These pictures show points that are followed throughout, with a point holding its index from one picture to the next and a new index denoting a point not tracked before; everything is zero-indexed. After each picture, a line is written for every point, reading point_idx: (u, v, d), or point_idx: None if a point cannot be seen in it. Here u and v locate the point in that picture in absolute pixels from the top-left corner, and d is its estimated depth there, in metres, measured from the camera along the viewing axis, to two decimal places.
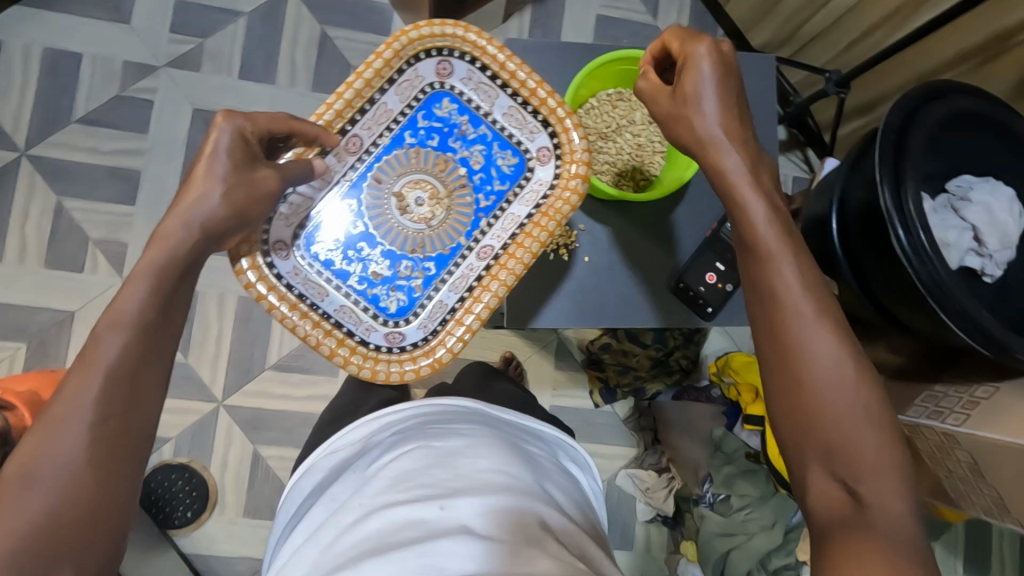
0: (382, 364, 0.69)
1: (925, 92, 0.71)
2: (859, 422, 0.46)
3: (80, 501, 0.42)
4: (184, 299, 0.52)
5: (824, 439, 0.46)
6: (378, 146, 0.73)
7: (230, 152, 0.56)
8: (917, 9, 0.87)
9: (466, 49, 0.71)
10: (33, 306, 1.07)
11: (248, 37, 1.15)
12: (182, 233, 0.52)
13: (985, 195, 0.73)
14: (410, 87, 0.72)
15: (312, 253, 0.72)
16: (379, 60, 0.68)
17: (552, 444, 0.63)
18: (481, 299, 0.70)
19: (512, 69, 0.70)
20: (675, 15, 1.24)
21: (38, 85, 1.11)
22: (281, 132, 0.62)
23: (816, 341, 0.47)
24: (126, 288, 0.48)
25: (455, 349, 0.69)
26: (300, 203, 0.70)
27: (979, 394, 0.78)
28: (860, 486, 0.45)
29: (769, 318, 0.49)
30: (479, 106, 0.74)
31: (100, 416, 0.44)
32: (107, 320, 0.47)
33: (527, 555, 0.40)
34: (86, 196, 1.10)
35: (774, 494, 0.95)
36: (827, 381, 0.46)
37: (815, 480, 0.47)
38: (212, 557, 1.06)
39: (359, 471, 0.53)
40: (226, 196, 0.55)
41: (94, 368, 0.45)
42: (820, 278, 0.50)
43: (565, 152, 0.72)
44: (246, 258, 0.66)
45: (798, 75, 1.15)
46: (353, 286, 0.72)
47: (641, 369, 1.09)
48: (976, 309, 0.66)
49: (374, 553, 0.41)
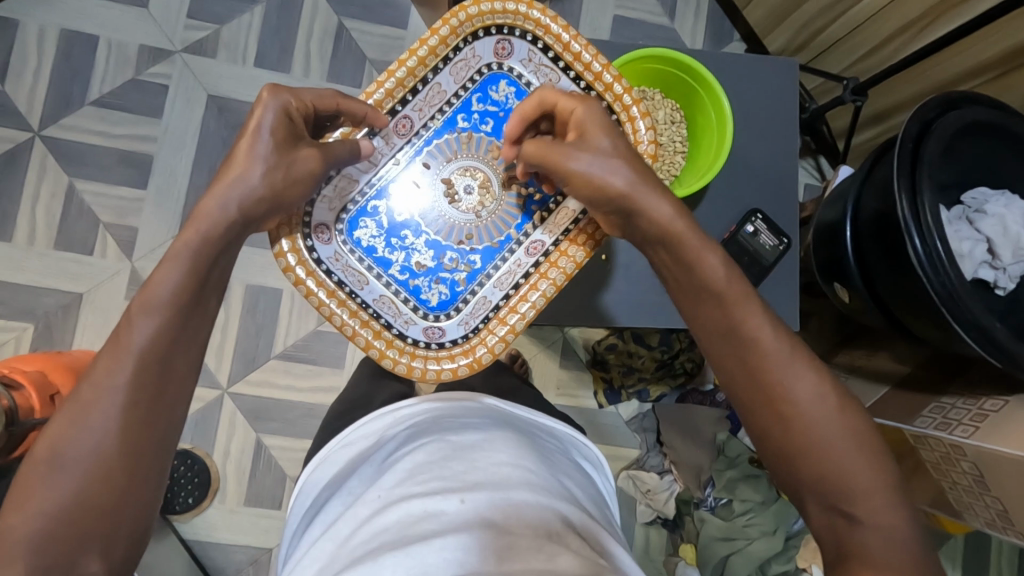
0: (418, 360, 0.68)
1: (941, 103, 0.71)
2: (850, 449, 0.48)
3: (109, 481, 0.44)
4: (217, 279, 0.52)
5: (812, 473, 0.49)
6: (428, 129, 0.71)
7: (273, 130, 0.55)
8: (937, 19, 0.86)
9: (529, 28, 0.69)
10: (40, 288, 1.07)
11: (264, 26, 1.15)
12: (218, 213, 0.52)
13: (1000, 208, 0.73)
14: (466, 68, 0.70)
15: (354, 237, 0.70)
16: (435, 37, 0.67)
17: (564, 439, 0.63)
18: (529, 298, 0.69)
19: (577, 50, 0.69)
20: (691, 19, 1.24)
21: (53, 67, 1.11)
22: (329, 109, 0.62)
23: (793, 380, 0.50)
24: (160, 270, 0.48)
25: (495, 350, 0.69)
26: (344, 184, 0.69)
27: (987, 407, 0.78)
28: (855, 509, 0.47)
29: (747, 366, 0.51)
30: (538, 90, 0.72)
31: (133, 397, 0.45)
32: (139, 304, 0.47)
33: (548, 551, 0.39)
34: (97, 180, 1.10)
35: (775, 500, 0.94)
36: (813, 415, 0.49)
37: (811, 508, 0.50)
38: (212, 544, 1.06)
39: (375, 463, 0.53)
40: (266, 176, 0.54)
41: (126, 353, 0.46)
42: (775, 320, 0.53)
43: (628, 144, 0.69)
44: (286, 240, 0.65)
45: (813, 82, 1.15)
46: (394, 275, 0.71)
47: (645, 370, 1.11)
48: (988, 318, 0.66)
49: (393, 545, 0.41)
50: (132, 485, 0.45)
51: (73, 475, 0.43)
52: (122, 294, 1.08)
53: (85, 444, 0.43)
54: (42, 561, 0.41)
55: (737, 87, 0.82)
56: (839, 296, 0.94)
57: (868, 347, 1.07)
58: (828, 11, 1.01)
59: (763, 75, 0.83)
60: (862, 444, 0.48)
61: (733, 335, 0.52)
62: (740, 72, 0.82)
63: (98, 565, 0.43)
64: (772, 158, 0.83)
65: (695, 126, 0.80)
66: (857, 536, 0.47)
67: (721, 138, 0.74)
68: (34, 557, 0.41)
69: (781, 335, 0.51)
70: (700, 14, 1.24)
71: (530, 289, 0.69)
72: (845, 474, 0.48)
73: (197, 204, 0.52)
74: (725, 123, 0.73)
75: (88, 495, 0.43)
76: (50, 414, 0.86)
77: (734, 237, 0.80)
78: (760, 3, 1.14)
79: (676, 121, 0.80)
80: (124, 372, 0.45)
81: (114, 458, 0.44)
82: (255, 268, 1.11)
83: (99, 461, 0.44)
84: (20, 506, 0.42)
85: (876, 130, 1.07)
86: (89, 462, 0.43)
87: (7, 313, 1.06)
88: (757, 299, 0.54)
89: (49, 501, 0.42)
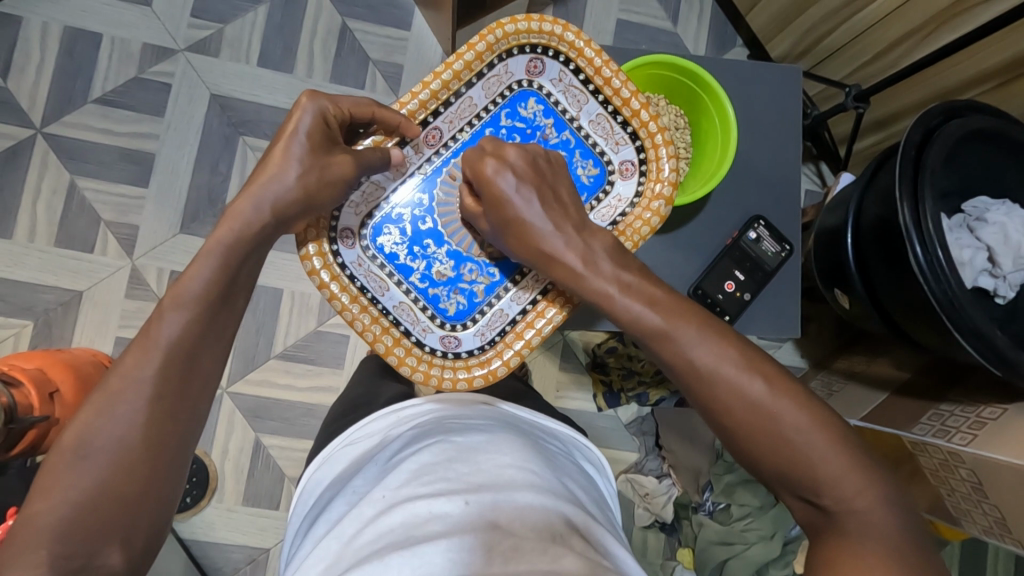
0: (435, 369, 0.67)
1: (943, 111, 0.71)
2: (800, 443, 0.49)
3: (132, 472, 0.43)
4: (245, 281, 0.52)
5: (773, 470, 0.50)
6: (455, 142, 0.71)
7: (310, 134, 0.56)
8: (939, 28, 0.87)
9: (562, 50, 0.70)
10: (40, 284, 1.07)
11: (267, 25, 1.15)
12: (253, 214, 0.53)
13: (1001, 216, 0.73)
14: (497, 83, 0.71)
15: (377, 244, 0.70)
16: (471, 52, 0.67)
17: (567, 442, 0.64)
18: (545, 314, 0.69)
19: (608, 75, 0.69)
20: (695, 24, 1.24)
21: (56, 63, 1.11)
22: (364, 117, 0.62)
23: (732, 394, 0.51)
24: (195, 263, 0.49)
25: (510, 364, 0.69)
26: (372, 191, 0.69)
27: (986, 414, 0.79)
28: (822, 499, 0.49)
29: (683, 382, 0.54)
30: (567, 110, 0.72)
31: (158, 392, 0.45)
32: (171, 297, 0.48)
33: (554, 553, 0.39)
34: (99, 177, 1.10)
35: (773, 505, 0.95)
36: (751, 417, 0.50)
37: (787, 498, 0.51)
38: (209, 542, 1.06)
39: (379, 463, 0.53)
40: (301, 178, 0.55)
41: (155, 347, 0.46)
42: (704, 326, 0.54)
43: (650, 170, 0.71)
44: (312, 243, 0.65)
45: (816, 88, 1.15)
46: (414, 283, 0.71)
47: (645, 374, 1.08)
48: (989, 326, 0.66)
49: (398, 547, 0.41)
50: (154, 478, 0.44)
51: (100, 465, 0.43)
52: (123, 291, 1.08)
53: (112, 433, 0.43)
54: (63, 548, 0.40)
55: (741, 94, 0.83)
56: (840, 302, 0.95)
57: (867, 353, 1.08)
58: (831, 18, 1.02)
59: (767, 81, 0.83)
60: (824, 432, 0.49)
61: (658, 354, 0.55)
62: (744, 78, 0.83)
63: (118, 557, 0.42)
64: (775, 164, 0.83)
65: (699, 131, 0.80)
66: (834, 523, 0.48)
67: (725, 143, 0.74)
68: (57, 544, 0.40)
69: (712, 349, 0.52)
70: (703, 19, 1.25)
71: (547, 305, 0.69)
72: (809, 466, 0.49)
73: (230, 203, 0.54)
74: (729, 135, 0.73)
75: (113, 484, 0.43)
76: (49, 411, 0.86)
77: (736, 243, 0.79)
78: (763, 9, 1.15)
79: (679, 127, 0.80)
80: (152, 366, 0.45)
81: (138, 450, 0.44)
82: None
83: (123, 453, 0.43)
84: (46, 493, 0.41)
85: (878, 137, 1.08)
86: (115, 452, 0.43)
87: (7, 309, 1.06)
88: (695, 313, 0.55)
89: (76, 487, 0.42)
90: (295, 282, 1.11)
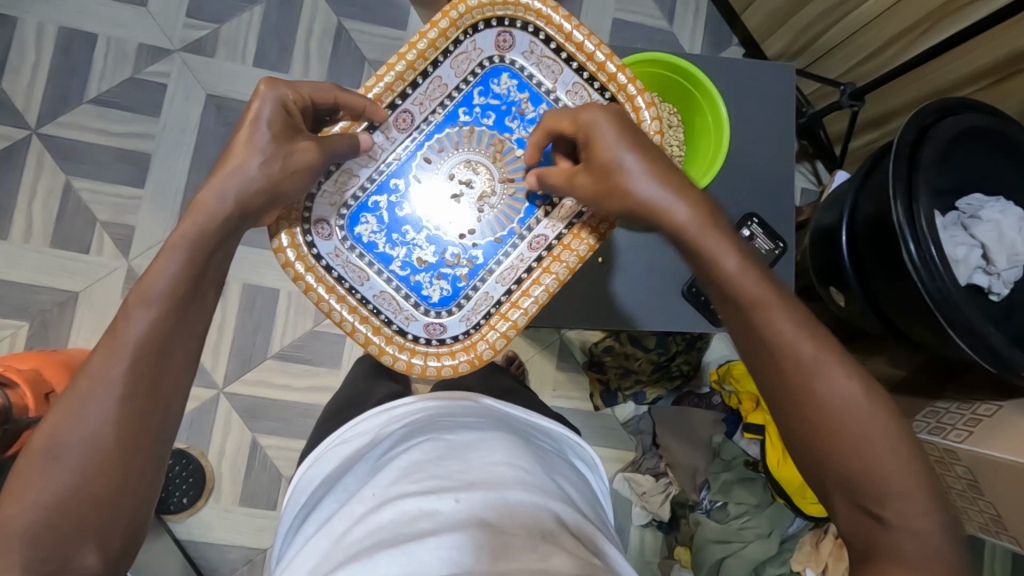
0: (418, 356, 0.67)
1: (937, 107, 0.71)
2: (882, 446, 0.45)
3: (106, 472, 0.42)
4: (213, 275, 0.51)
5: (838, 470, 0.45)
6: (429, 123, 0.71)
7: (271, 122, 0.54)
8: (935, 25, 0.87)
9: (530, 20, 0.69)
10: (36, 285, 1.07)
11: (263, 25, 1.14)
12: (216, 206, 0.51)
13: (995, 214, 0.74)
14: (467, 61, 0.70)
15: (354, 233, 0.70)
16: (435, 30, 0.66)
17: (562, 442, 0.64)
18: (540, 282, 0.69)
19: (579, 40, 0.69)
20: (690, 23, 1.25)
21: (51, 64, 1.11)
22: (327, 102, 0.61)
23: (830, 381, 0.46)
24: (158, 262, 0.47)
25: (496, 346, 0.68)
26: (344, 178, 0.69)
27: (982, 411, 0.79)
28: (885, 511, 0.44)
29: (773, 372, 0.48)
30: (541, 83, 0.72)
31: (127, 392, 0.44)
32: (137, 295, 0.46)
33: (543, 552, 0.39)
34: (94, 177, 1.10)
35: (770, 503, 0.96)
36: (840, 410, 0.46)
37: (836, 506, 0.46)
38: (206, 544, 1.06)
39: (370, 462, 0.53)
40: (264, 165, 0.53)
41: (122, 346, 0.44)
42: (807, 315, 0.50)
43: None
44: (285, 234, 0.65)
45: (812, 86, 1.15)
46: (395, 271, 0.71)
47: (642, 373, 1.10)
48: (983, 324, 0.66)
49: (388, 544, 0.41)
50: (130, 478, 0.43)
51: (71, 465, 0.41)
52: (119, 292, 1.08)
53: (85, 432, 0.42)
54: (37, 552, 0.39)
55: (735, 92, 0.83)
56: (835, 300, 0.95)
57: (863, 351, 1.07)
58: (827, 16, 1.02)
59: (762, 79, 0.83)
60: (904, 449, 0.45)
61: (754, 339, 0.49)
62: (736, 76, 0.83)
63: (95, 558, 0.42)
64: (769, 161, 0.83)
65: (693, 129, 0.80)
66: (886, 540, 0.43)
67: (719, 140, 0.75)
68: (30, 549, 0.39)
69: (812, 338, 0.47)
70: (699, 18, 1.25)
71: (533, 283, 0.69)
72: (882, 473, 0.44)
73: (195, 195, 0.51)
74: (722, 131, 0.74)
75: (87, 486, 0.42)
76: (45, 412, 0.86)
77: None
78: (758, 8, 1.15)
79: (674, 124, 0.81)
80: (121, 365, 0.44)
81: (111, 448, 0.43)
82: (248, 266, 1.11)
83: (92, 454, 0.42)
84: (16, 497, 0.40)
85: (873, 135, 1.08)
86: (87, 451, 0.42)
87: (3, 310, 1.06)
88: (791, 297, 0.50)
89: (48, 490, 0.41)
90: (291, 282, 1.11)
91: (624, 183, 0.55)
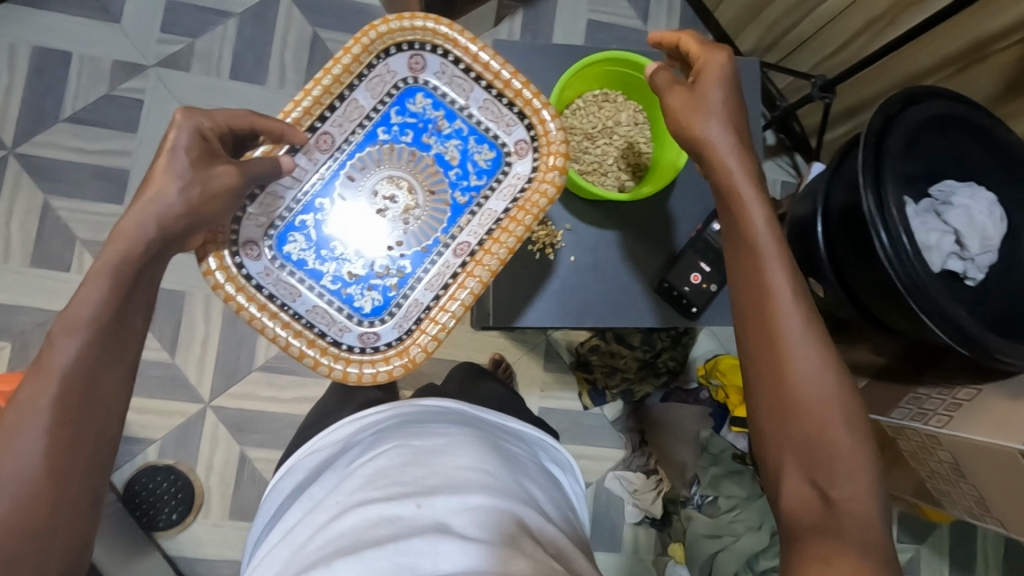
0: (354, 364, 0.67)
1: (902, 97, 0.72)
2: (837, 419, 0.45)
3: (42, 501, 0.40)
4: (142, 301, 0.50)
5: (796, 436, 0.45)
6: (351, 143, 0.72)
7: (188, 149, 0.54)
8: (902, 14, 0.88)
9: (438, 43, 0.70)
10: (17, 306, 1.06)
11: (238, 38, 1.15)
12: (136, 233, 0.50)
13: (966, 199, 0.74)
14: (382, 83, 0.71)
15: (284, 252, 0.70)
16: (348, 55, 0.67)
17: (534, 444, 0.63)
18: (465, 285, 0.67)
19: (485, 60, 0.69)
20: (664, 21, 1.25)
21: (26, 84, 1.11)
22: (245, 128, 0.61)
23: (809, 344, 0.47)
24: (83, 289, 0.46)
25: (428, 348, 0.67)
26: (270, 200, 0.69)
27: (962, 395, 0.80)
28: (832, 489, 0.44)
29: (761, 330, 0.48)
30: (455, 100, 0.73)
31: (56, 418, 0.42)
32: (61, 324, 0.45)
33: (502, 556, 0.40)
34: (72, 195, 1.10)
35: (759, 495, 0.96)
36: (805, 367, 0.46)
37: (786, 481, 0.45)
38: (197, 560, 1.05)
39: (338, 472, 0.53)
40: (183, 194, 0.53)
41: (47, 374, 0.43)
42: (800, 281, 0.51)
43: (542, 144, 0.71)
44: (213, 257, 0.64)
45: (784, 80, 1.17)
46: (326, 286, 0.71)
47: (629, 370, 1.09)
48: (954, 308, 0.67)
49: (348, 551, 0.41)
50: (66, 502, 0.41)
51: (6, 496, 0.39)
52: None
53: (21, 461, 0.40)
54: None
55: None
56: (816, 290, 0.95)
57: None
58: (795, 11, 1.04)
59: None
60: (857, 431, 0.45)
61: (756, 277, 0.50)
62: None
63: None
64: None
65: (657, 126, 0.81)
66: (832, 518, 0.43)
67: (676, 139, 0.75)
68: None
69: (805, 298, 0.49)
70: (673, 15, 1.26)
71: (459, 286, 0.68)
72: (835, 448, 0.44)
73: (116, 225, 0.51)
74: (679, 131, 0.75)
75: (22, 516, 0.39)
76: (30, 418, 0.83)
77: (700, 235, 0.81)
78: (730, 4, 1.16)
79: (638, 122, 0.83)
80: (47, 396, 0.42)
81: (44, 479, 0.40)
82: (188, 272, 1.10)
83: (29, 484, 0.40)
84: None
85: (846, 126, 1.08)
86: (22, 484, 0.40)
87: None
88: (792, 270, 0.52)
89: None
90: None
91: (700, 116, 0.55)
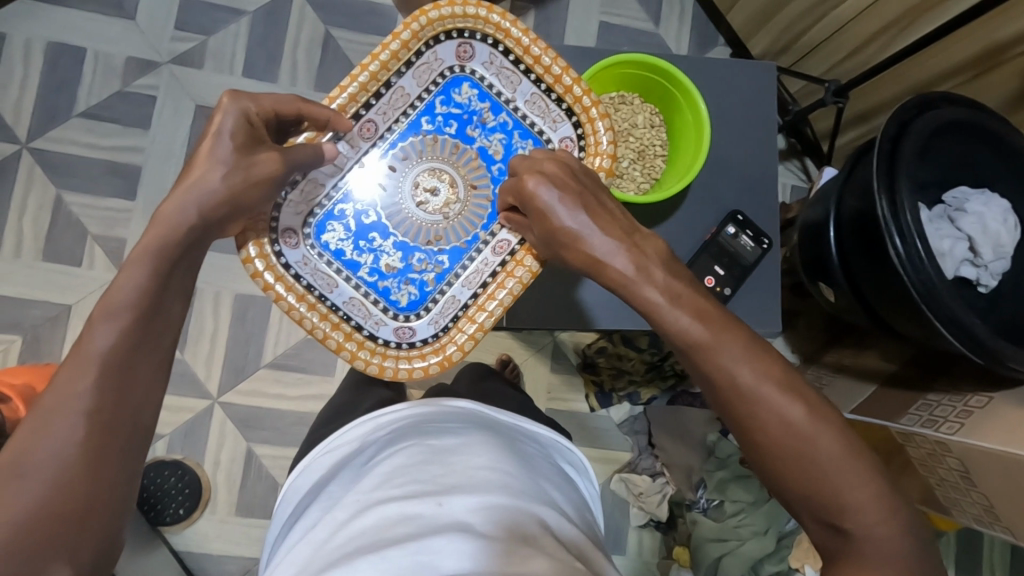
0: (390, 360, 0.68)
1: (918, 103, 0.72)
2: (829, 467, 0.45)
3: (74, 487, 0.40)
4: (178, 287, 0.49)
5: (794, 489, 0.47)
6: (393, 132, 0.71)
7: (233, 135, 0.54)
8: (916, 21, 0.87)
9: (489, 32, 0.70)
10: (29, 300, 1.07)
11: (250, 36, 1.15)
12: (179, 216, 0.50)
13: (979, 206, 0.74)
14: (428, 71, 0.71)
15: (322, 241, 0.70)
16: (396, 42, 0.66)
17: (547, 445, 0.63)
18: (499, 287, 0.69)
19: (536, 53, 0.69)
20: (675, 23, 1.25)
21: (40, 79, 1.11)
22: (292, 115, 0.61)
23: (776, 410, 0.46)
24: (124, 272, 0.46)
25: (466, 347, 0.68)
26: (310, 188, 0.69)
27: (973, 403, 0.79)
28: (845, 523, 0.45)
29: (723, 408, 0.49)
30: (501, 92, 0.73)
31: (94, 407, 0.42)
32: (102, 308, 0.45)
33: (523, 556, 0.40)
34: (84, 191, 1.10)
35: (765, 501, 0.96)
36: (782, 432, 0.46)
37: (802, 516, 0.48)
38: (203, 555, 1.05)
39: (356, 470, 0.53)
40: (226, 179, 0.52)
41: (87, 361, 0.43)
42: (753, 344, 0.48)
43: (588, 145, 0.71)
44: (253, 245, 0.65)
45: (796, 84, 1.16)
46: (363, 278, 0.71)
47: (635, 373, 1.11)
48: (966, 315, 0.66)
49: (368, 549, 0.41)
50: (98, 489, 0.41)
51: (36, 484, 0.40)
52: None
53: (49, 450, 0.40)
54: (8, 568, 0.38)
55: (716, 92, 0.83)
56: (825, 295, 0.94)
57: (856, 345, 1.07)
58: (808, 16, 1.03)
59: (743, 76, 0.84)
60: (860, 460, 0.46)
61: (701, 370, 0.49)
62: (717, 76, 0.83)
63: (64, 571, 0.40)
64: (751, 160, 0.84)
65: (676, 129, 0.81)
66: (851, 546, 0.45)
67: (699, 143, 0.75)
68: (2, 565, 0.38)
69: (755, 366, 0.47)
70: (685, 18, 1.26)
71: (496, 286, 0.69)
72: (838, 489, 0.45)
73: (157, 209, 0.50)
74: (702, 133, 0.74)
75: (57, 502, 0.40)
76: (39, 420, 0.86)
77: (714, 238, 0.80)
78: (742, 7, 1.16)
79: (655, 125, 0.83)
80: (86, 381, 0.42)
81: (76, 466, 0.41)
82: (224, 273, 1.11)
83: (62, 472, 0.40)
84: None
85: (859, 130, 1.08)
86: (52, 473, 0.40)
87: None
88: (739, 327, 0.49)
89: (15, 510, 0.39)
90: None
91: (564, 244, 0.55)
